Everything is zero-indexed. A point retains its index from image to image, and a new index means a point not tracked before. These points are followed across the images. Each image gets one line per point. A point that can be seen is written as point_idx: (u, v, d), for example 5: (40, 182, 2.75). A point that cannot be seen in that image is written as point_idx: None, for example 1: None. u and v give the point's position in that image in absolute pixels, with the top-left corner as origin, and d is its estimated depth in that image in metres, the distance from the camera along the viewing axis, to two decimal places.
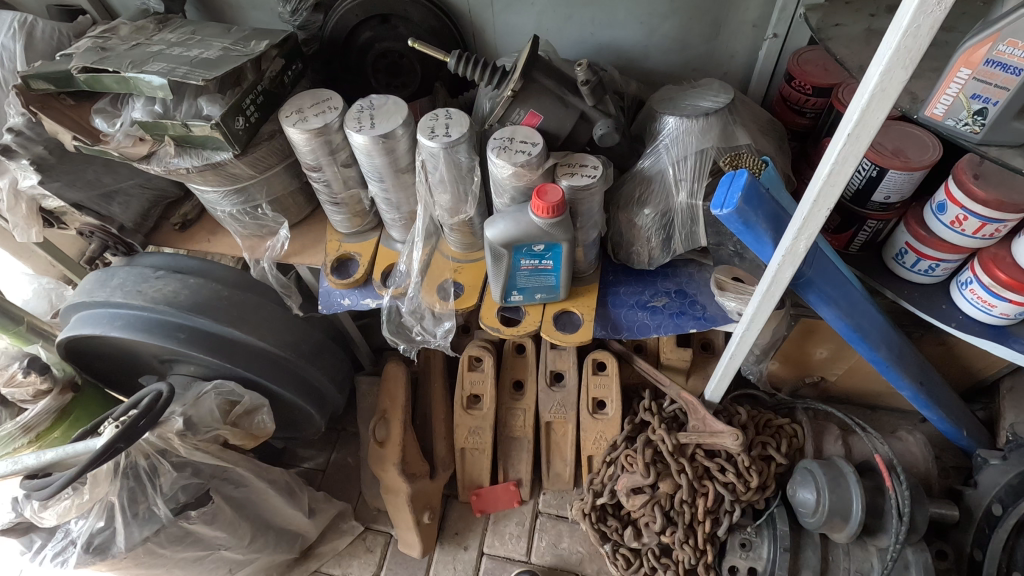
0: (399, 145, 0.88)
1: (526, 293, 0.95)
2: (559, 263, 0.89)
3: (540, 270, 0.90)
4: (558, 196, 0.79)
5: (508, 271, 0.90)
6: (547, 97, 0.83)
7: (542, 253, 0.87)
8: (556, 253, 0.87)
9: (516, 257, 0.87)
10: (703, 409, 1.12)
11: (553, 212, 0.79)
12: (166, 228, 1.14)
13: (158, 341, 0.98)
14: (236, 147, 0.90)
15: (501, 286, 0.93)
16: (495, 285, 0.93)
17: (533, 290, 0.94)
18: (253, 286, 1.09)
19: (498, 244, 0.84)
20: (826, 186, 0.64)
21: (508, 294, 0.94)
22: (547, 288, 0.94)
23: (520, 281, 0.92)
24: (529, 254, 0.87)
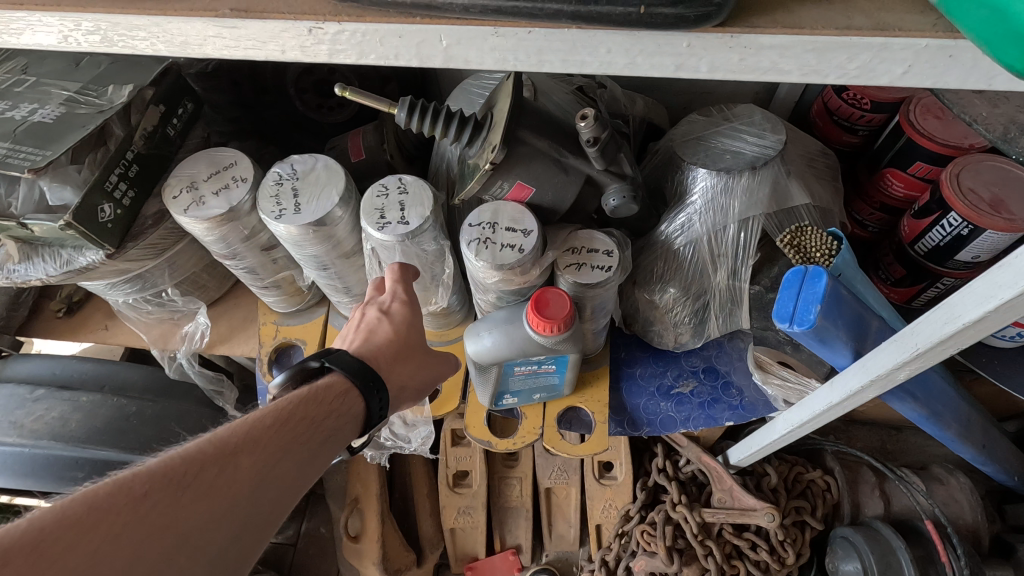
0: (339, 228, 0.64)
1: (521, 396, 0.75)
2: (564, 367, 0.69)
3: (540, 374, 0.70)
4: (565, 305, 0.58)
5: (499, 381, 0.70)
6: (540, 160, 0.58)
7: (542, 361, 0.67)
8: (561, 361, 0.67)
9: (508, 368, 0.67)
10: (730, 480, 0.96)
11: (559, 328, 0.58)
12: (47, 316, 0.88)
13: (52, 485, 0.78)
14: (107, 246, 0.64)
15: (489, 393, 0.73)
16: (481, 391, 0.73)
17: (529, 393, 0.74)
18: (171, 390, 0.86)
19: (484, 361, 0.64)
20: (967, 329, 0.44)
21: (497, 399, 0.75)
22: (548, 389, 0.74)
23: (512, 387, 0.72)
24: (525, 364, 0.67)
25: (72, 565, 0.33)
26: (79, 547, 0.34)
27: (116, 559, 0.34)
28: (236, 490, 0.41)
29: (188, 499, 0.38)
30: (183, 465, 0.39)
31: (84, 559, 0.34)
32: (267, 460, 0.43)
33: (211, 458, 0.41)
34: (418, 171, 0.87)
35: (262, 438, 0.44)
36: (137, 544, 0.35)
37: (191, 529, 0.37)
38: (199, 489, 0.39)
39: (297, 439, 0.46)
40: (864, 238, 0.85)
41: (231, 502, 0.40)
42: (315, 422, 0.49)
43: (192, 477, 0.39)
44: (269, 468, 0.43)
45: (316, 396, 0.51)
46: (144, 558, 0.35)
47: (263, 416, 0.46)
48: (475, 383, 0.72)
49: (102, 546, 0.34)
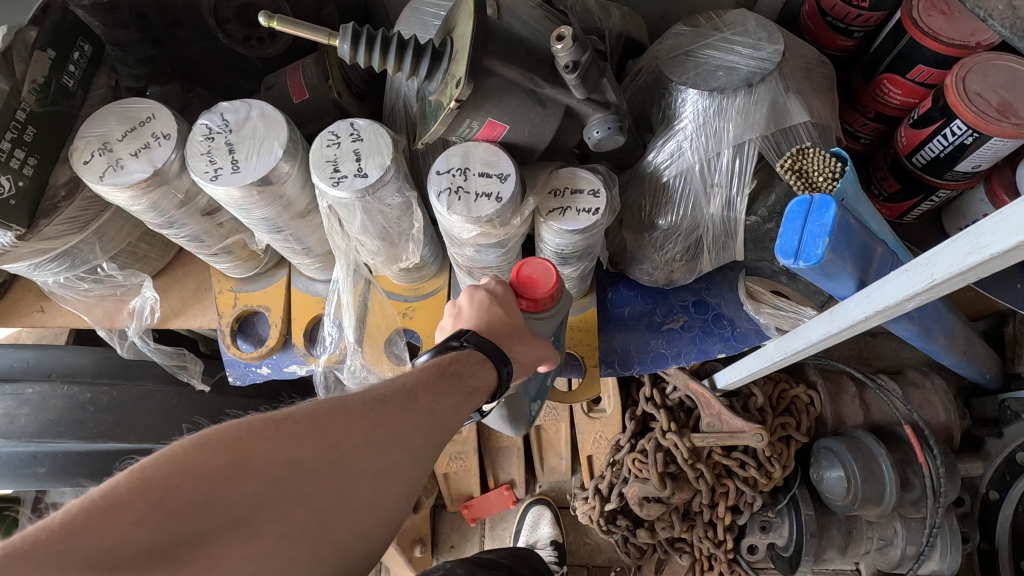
0: (289, 186, 0.56)
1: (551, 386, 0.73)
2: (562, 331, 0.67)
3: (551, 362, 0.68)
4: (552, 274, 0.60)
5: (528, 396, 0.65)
6: (513, 94, 0.51)
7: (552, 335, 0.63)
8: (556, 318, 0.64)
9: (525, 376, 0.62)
10: (718, 404, 0.97)
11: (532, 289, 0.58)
12: None
13: (14, 484, 0.72)
14: (16, 226, 0.56)
15: (526, 414, 0.67)
16: (519, 416, 0.67)
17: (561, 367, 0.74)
18: (127, 370, 0.79)
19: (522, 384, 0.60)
20: (990, 261, 0.40)
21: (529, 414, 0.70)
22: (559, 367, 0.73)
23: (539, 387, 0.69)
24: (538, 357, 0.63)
25: (311, 451, 0.44)
26: (310, 438, 0.44)
27: (338, 453, 0.45)
28: (414, 421, 0.48)
29: (381, 424, 0.47)
30: (380, 396, 0.47)
31: (321, 448, 0.44)
32: (438, 404, 0.49)
33: (399, 394, 0.48)
34: (372, 110, 0.77)
35: (432, 383, 0.50)
36: (349, 447, 0.45)
37: (382, 445, 0.47)
38: (389, 415, 0.47)
39: (458, 390, 0.51)
40: (856, 151, 0.80)
41: (410, 428, 0.48)
42: (470, 376, 0.52)
43: (384, 402, 0.48)
44: (440, 412, 0.49)
45: (472, 356, 0.52)
46: (357, 457, 0.46)
47: (433, 365, 0.51)
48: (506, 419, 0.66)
49: (330, 442, 0.45)
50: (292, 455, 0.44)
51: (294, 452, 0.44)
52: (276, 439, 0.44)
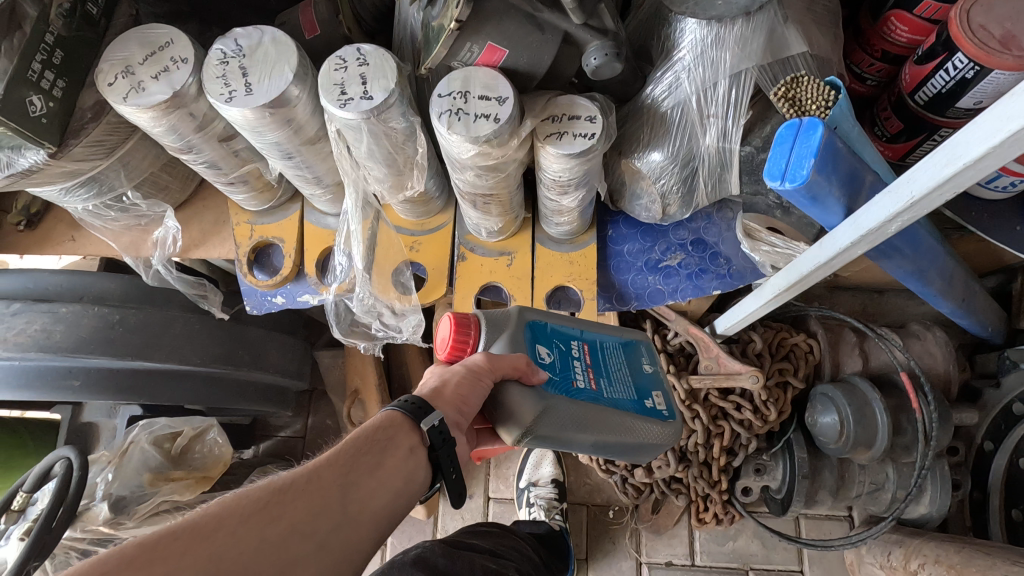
0: (299, 110, 0.59)
1: (650, 378, 0.68)
2: (568, 338, 0.65)
3: (601, 364, 0.64)
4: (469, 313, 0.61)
5: (614, 407, 0.60)
6: (513, 18, 0.53)
7: (549, 351, 0.62)
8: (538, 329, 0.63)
9: (572, 395, 0.59)
10: (716, 347, 0.99)
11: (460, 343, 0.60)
12: (9, 228, 0.84)
13: (50, 395, 0.78)
14: (47, 144, 0.59)
15: (641, 419, 0.62)
16: (634, 424, 0.61)
17: (639, 358, 0.69)
18: (153, 296, 0.84)
19: (561, 403, 0.57)
20: (965, 171, 0.42)
21: (654, 413, 0.64)
22: (635, 363, 0.68)
23: (632, 392, 0.64)
24: (569, 375, 0.61)
25: (206, 558, 0.44)
26: (205, 543, 0.45)
27: (235, 555, 0.45)
28: (308, 510, 0.49)
29: (284, 515, 0.48)
30: (282, 485, 0.50)
31: (215, 555, 0.45)
32: (345, 484, 0.52)
33: (302, 481, 0.51)
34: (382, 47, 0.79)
35: (339, 458, 0.53)
36: (250, 545, 0.46)
37: (289, 537, 0.48)
38: (294, 502, 0.49)
39: (367, 464, 0.53)
40: (862, 93, 0.80)
41: (306, 519, 0.49)
42: (382, 453, 0.54)
43: (277, 496, 0.49)
44: (348, 490, 0.52)
45: (379, 427, 0.56)
46: (259, 552, 0.46)
47: (332, 450, 0.54)
48: (624, 436, 0.61)
49: (227, 545, 0.46)
50: (178, 569, 0.43)
51: (180, 568, 0.43)
52: (162, 557, 0.43)
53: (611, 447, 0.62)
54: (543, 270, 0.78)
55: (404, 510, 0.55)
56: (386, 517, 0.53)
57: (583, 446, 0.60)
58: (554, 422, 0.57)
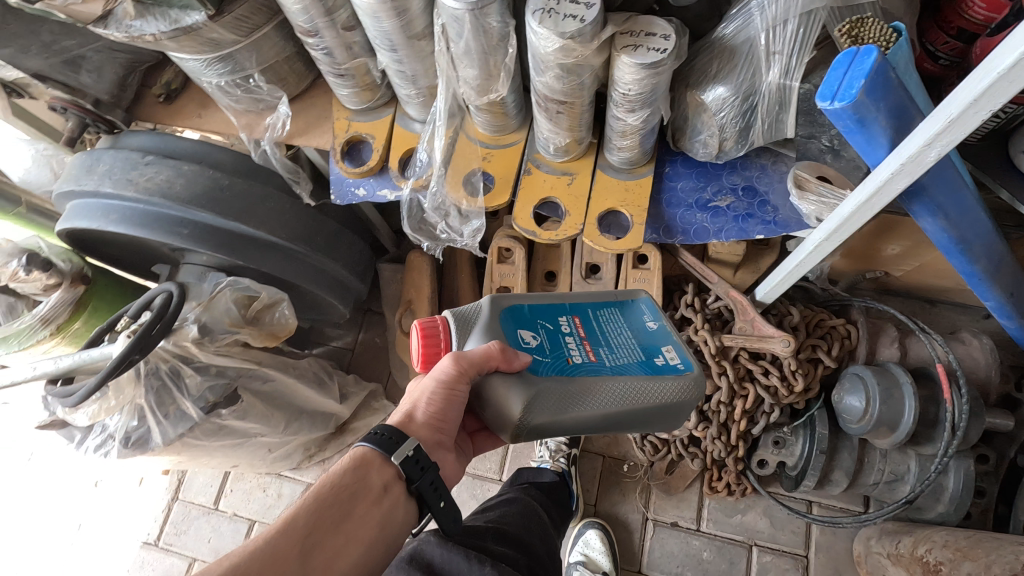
0: (413, 3, 0.69)
1: (656, 337, 0.72)
2: (557, 316, 0.72)
3: (595, 335, 0.71)
4: (436, 320, 0.68)
5: (616, 374, 0.66)
6: None
7: (535, 334, 0.68)
8: (518, 313, 0.70)
9: (568, 371, 0.65)
10: (753, 311, 1.03)
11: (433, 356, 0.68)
12: (150, 100, 1.00)
13: (161, 237, 0.91)
14: (209, 7, 0.73)
15: (650, 378, 0.66)
16: (644, 384, 0.66)
17: (640, 318, 0.75)
18: (256, 173, 0.96)
19: (550, 384, 0.63)
20: (1001, 80, 0.47)
21: (668, 369, 0.68)
22: (638, 327, 0.74)
23: (639, 356, 0.69)
24: (563, 354, 0.67)
25: None
26: None
27: None
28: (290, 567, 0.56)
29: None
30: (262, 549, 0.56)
31: None
32: (324, 538, 0.59)
33: (280, 540, 0.57)
34: None
35: (313, 515, 0.59)
36: None
37: None
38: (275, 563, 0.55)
39: (342, 514, 0.60)
40: (932, 72, 0.82)
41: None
42: (354, 501, 0.61)
43: (258, 560, 0.55)
44: (325, 543, 0.59)
45: (348, 473, 0.63)
46: None
47: (304, 504, 0.60)
48: (634, 397, 0.65)
49: None
50: None
51: None
52: None
53: (634, 413, 0.65)
54: (599, 193, 0.85)
55: (388, 549, 0.63)
56: (367, 557, 0.61)
57: (594, 422, 0.65)
58: (549, 401, 0.63)
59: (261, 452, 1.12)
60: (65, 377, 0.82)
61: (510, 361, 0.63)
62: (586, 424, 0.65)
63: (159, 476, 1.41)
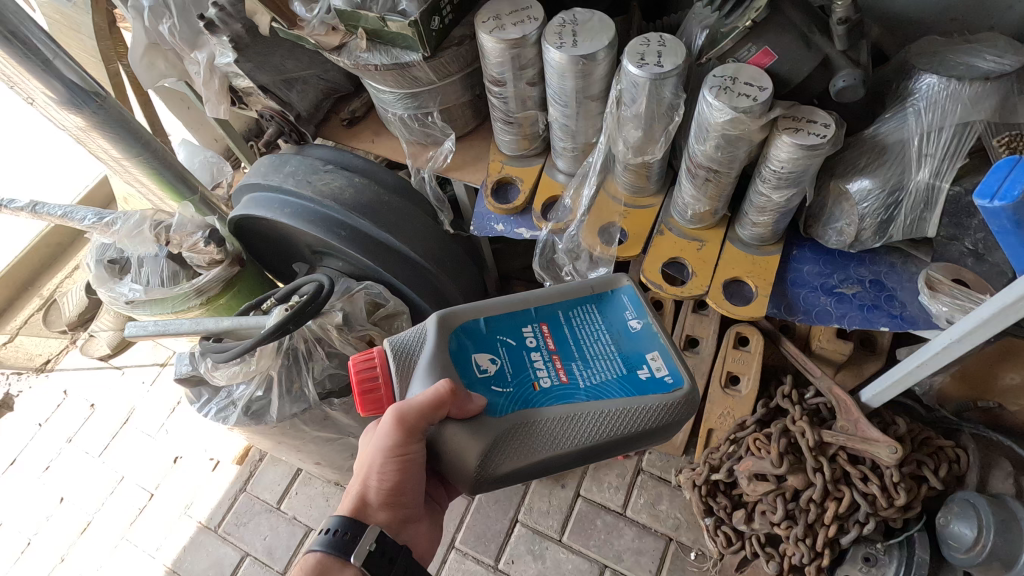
0: (597, 69, 0.81)
1: (638, 343, 0.75)
2: (522, 330, 0.75)
3: (565, 348, 0.74)
4: (372, 357, 0.71)
5: (587, 398, 0.70)
6: (790, 35, 0.71)
7: (494, 358, 0.72)
8: (473, 335, 0.73)
9: (533, 400, 0.69)
10: (858, 410, 1.01)
11: (372, 400, 0.70)
12: (334, 123, 1.17)
13: (319, 233, 1.01)
14: (423, 51, 0.86)
15: (627, 397, 0.70)
16: (619, 405, 0.70)
17: (621, 319, 0.77)
18: (413, 195, 1.09)
19: (506, 424, 0.67)
20: None
21: (651, 386, 0.72)
22: (619, 331, 0.76)
23: (617, 371, 0.72)
24: (530, 377, 0.71)
25: None
26: None
27: None
28: None
29: None
30: None
31: None
32: None
33: None
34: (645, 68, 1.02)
35: None
36: None
37: None
38: None
39: None
40: None
41: None
42: None
43: None
44: None
45: None
46: None
47: None
48: (606, 420, 0.69)
49: None
50: None
51: None
52: None
53: (613, 434, 0.69)
54: (727, 262, 0.90)
55: None
56: None
57: (567, 456, 0.69)
58: (508, 444, 0.67)
59: (344, 455, 1.16)
60: (219, 335, 0.91)
61: (457, 406, 0.65)
62: (561, 459, 0.69)
63: (232, 464, 1.47)
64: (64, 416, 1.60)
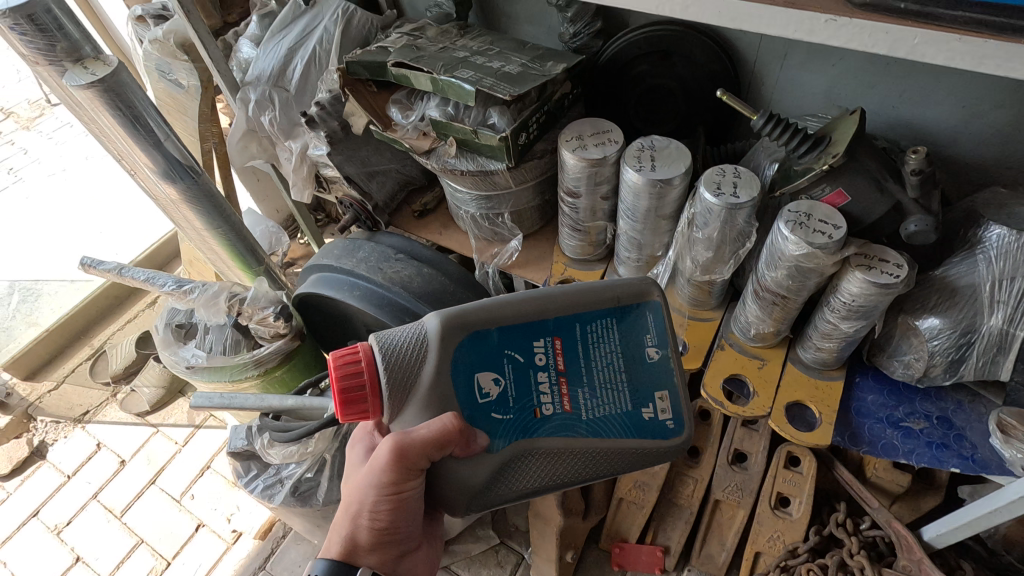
0: (672, 192, 0.86)
1: (651, 377, 0.71)
2: (532, 344, 0.68)
3: (575, 369, 0.69)
4: (357, 355, 0.64)
5: (587, 434, 0.67)
6: (865, 178, 0.75)
7: (499, 378, 0.66)
8: (478, 348, 0.66)
9: (533, 428, 0.66)
10: (920, 549, 0.98)
11: (352, 403, 0.63)
12: (406, 212, 1.24)
13: (383, 317, 1.04)
14: (507, 161, 0.92)
15: (625, 438, 0.68)
16: (617, 445, 0.68)
17: (640, 344, 0.71)
18: (476, 287, 1.12)
19: (501, 459, 0.65)
20: None
21: (652, 428, 0.70)
22: (634, 358, 0.71)
23: (625, 404, 0.69)
24: (532, 403, 0.67)
25: None
26: None
27: None
28: None
29: None
30: None
31: None
32: None
33: None
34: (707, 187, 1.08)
35: None
36: None
37: None
38: None
39: None
40: None
41: None
42: None
43: None
44: None
45: None
46: None
47: None
48: (601, 459, 0.68)
49: None
50: None
51: None
52: None
53: (610, 465, 0.69)
54: (790, 384, 0.90)
55: None
56: None
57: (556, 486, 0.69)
58: (500, 481, 0.66)
59: None
60: (280, 413, 0.92)
61: (462, 444, 0.63)
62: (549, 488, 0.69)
63: (253, 537, 1.44)
64: (90, 470, 1.60)
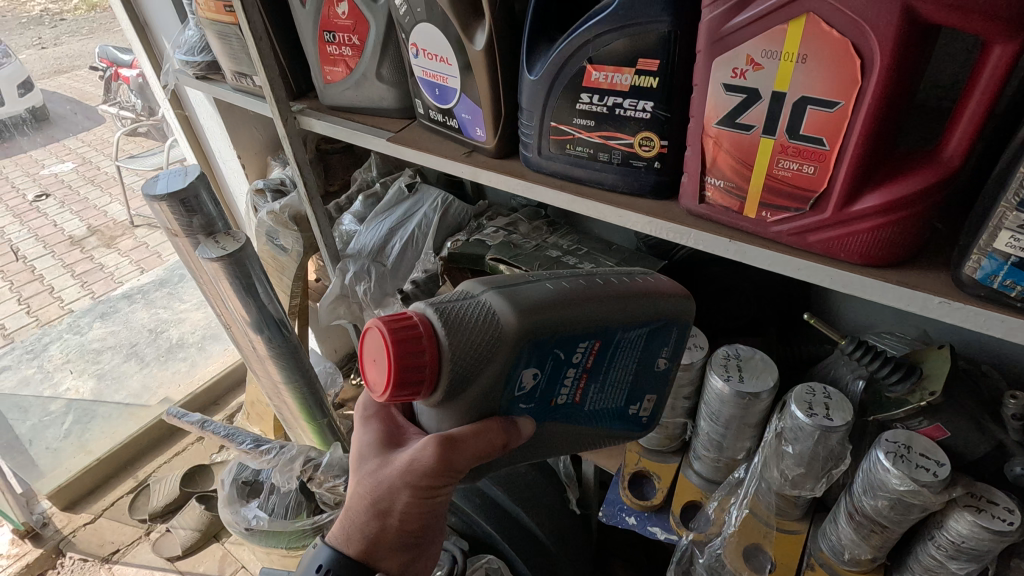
0: (759, 404, 0.87)
1: (651, 384, 0.71)
2: (576, 345, 0.61)
3: (599, 368, 0.65)
4: (411, 326, 0.56)
5: (581, 419, 0.68)
6: (963, 416, 0.76)
7: (537, 373, 0.60)
8: (533, 347, 0.58)
9: (543, 414, 0.64)
10: None
11: (402, 380, 0.55)
12: None
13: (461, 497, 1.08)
14: None
15: (603, 428, 0.71)
16: (595, 432, 0.70)
17: (658, 354, 0.68)
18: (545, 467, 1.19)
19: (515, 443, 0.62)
20: None
21: (629, 422, 0.73)
22: (649, 365, 0.68)
23: (621, 401, 0.69)
24: (553, 394, 0.63)
25: None
26: None
27: None
28: None
29: None
30: None
31: None
32: None
33: None
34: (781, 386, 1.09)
35: None
36: None
37: None
38: None
39: None
40: None
41: None
42: None
43: None
44: None
45: None
46: None
47: None
48: (578, 443, 0.70)
49: None
50: None
51: None
52: None
53: (583, 447, 0.71)
54: None
55: None
56: None
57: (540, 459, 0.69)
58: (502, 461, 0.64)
59: None
60: None
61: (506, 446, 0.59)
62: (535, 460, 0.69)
63: None
64: None
